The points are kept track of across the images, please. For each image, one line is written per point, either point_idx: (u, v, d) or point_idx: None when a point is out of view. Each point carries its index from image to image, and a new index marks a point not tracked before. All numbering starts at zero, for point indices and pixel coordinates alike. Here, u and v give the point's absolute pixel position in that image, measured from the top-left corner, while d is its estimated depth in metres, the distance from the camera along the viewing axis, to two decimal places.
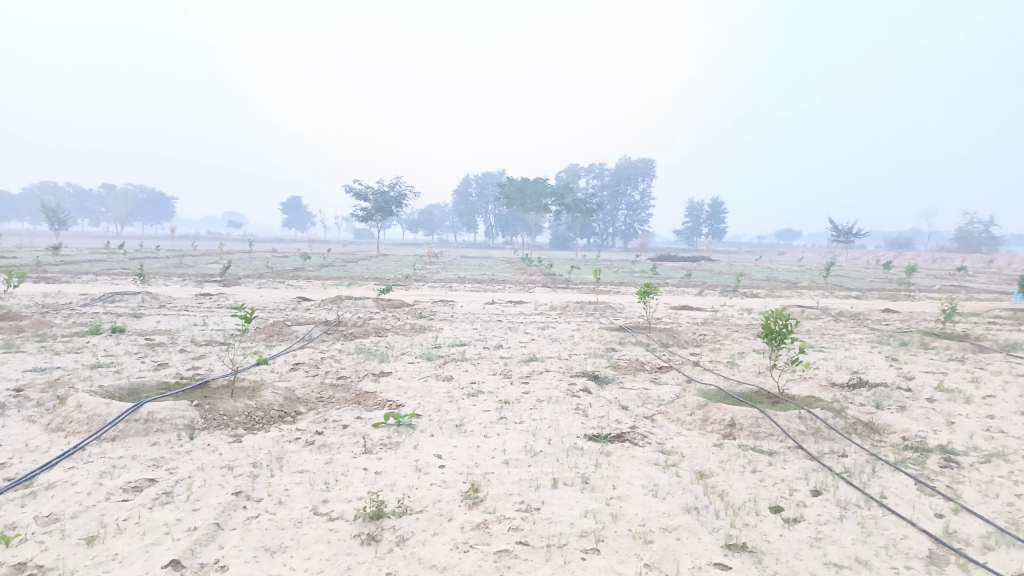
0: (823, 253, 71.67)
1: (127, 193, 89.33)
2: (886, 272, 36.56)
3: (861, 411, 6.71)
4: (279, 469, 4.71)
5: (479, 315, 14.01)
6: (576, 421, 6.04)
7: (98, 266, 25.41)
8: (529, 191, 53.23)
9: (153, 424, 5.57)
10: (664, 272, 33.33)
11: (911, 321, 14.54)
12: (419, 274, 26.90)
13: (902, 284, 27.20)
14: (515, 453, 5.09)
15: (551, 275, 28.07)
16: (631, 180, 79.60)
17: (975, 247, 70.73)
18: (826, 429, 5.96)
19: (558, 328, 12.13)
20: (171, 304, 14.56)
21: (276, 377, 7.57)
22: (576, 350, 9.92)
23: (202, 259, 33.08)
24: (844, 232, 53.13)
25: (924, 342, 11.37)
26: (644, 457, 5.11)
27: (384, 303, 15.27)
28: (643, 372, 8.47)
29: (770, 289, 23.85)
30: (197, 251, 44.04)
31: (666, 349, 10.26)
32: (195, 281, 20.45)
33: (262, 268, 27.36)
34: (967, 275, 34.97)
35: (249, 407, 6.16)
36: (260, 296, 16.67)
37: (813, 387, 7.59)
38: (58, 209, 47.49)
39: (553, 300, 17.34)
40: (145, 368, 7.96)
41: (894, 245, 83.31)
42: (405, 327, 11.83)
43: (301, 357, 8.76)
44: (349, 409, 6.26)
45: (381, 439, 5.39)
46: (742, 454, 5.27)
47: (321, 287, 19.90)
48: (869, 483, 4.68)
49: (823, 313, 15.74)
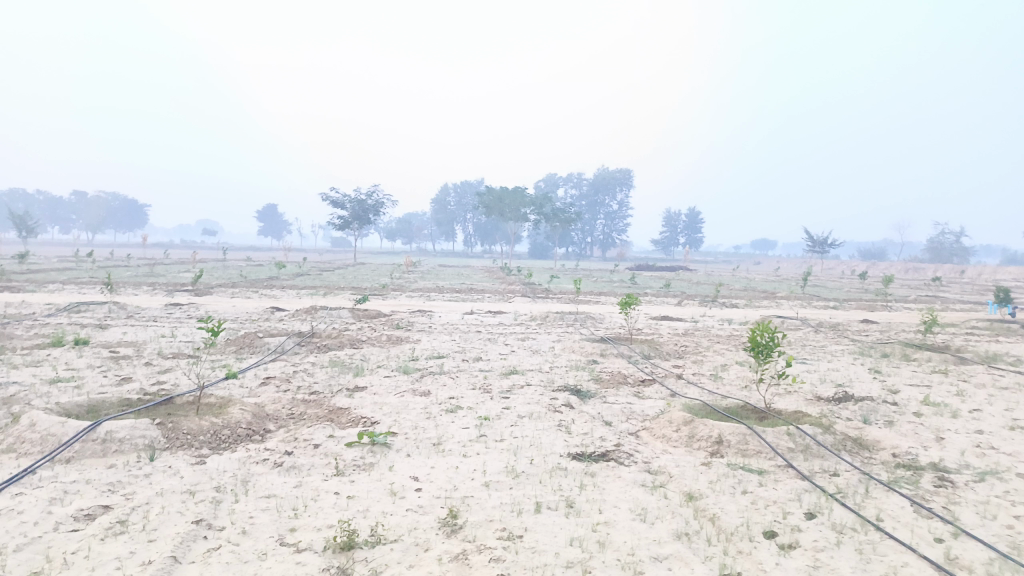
0: (800, 263, 72.36)
1: (99, 200, 87.82)
2: (862, 283, 36.89)
3: (849, 426, 6.56)
4: (244, 494, 4.42)
5: (458, 326, 13.74)
6: (559, 439, 5.81)
7: (65, 275, 24.71)
8: (507, 201, 53.09)
9: (111, 444, 5.24)
10: (643, 282, 33.31)
11: (891, 332, 14.53)
12: (397, 283, 26.56)
13: (879, 294, 27.41)
14: (495, 475, 4.85)
15: (530, 284, 27.89)
16: (609, 190, 79.87)
17: (946, 258, 71.92)
18: (815, 446, 5.79)
19: (539, 340, 11.91)
20: (139, 315, 14.10)
21: (246, 393, 7.24)
22: (558, 362, 9.69)
23: (174, 267, 32.44)
24: (819, 242, 53.63)
25: (905, 354, 11.32)
26: (631, 478, 4.89)
27: (361, 313, 14.94)
28: (626, 385, 8.26)
29: (749, 299, 23.84)
30: (170, 258, 43.21)
31: (648, 361, 10.08)
32: (166, 290, 19.94)
33: (236, 277, 26.84)
34: (941, 286, 35.34)
35: (215, 425, 5.84)
36: (232, 306, 16.26)
37: (799, 401, 7.44)
38: (27, 216, 46.39)
39: (532, 310, 17.13)
40: (108, 383, 7.58)
41: (867, 256, 84.44)
42: (381, 338, 11.54)
43: (273, 371, 8.43)
44: (321, 427, 5.97)
45: (354, 460, 5.12)
46: (731, 473, 5.07)
47: (297, 297, 19.51)
48: (864, 505, 4.51)
49: (803, 323, 15.68)
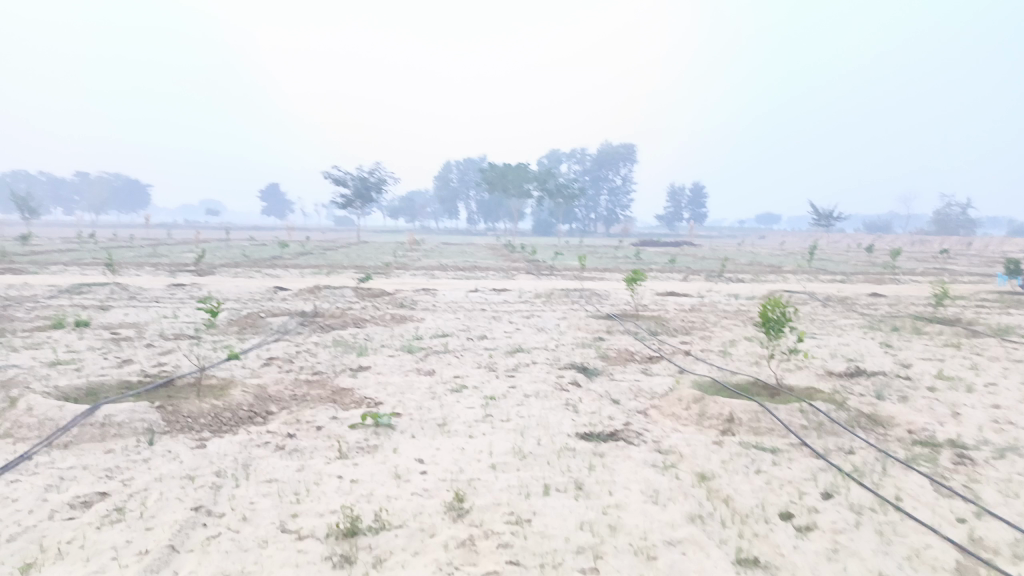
0: (805, 237, 71.89)
1: (101, 181, 87.56)
2: (868, 256, 36.65)
3: (862, 402, 6.43)
4: (245, 479, 4.31)
5: (462, 304, 13.60)
6: (566, 418, 5.68)
7: (67, 256, 24.61)
8: (510, 177, 52.71)
9: (110, 428, 5.14)
10: (649, 257, 33.11)
11: (900, 305, 14.36)
12: (401, 261, 26.40)
13: (887, 267, 27.16)
14: (502, 456, 4.73)
15: (535, 261, 27.73)
16: (613, 165, 79.28)
17: (952, 230, 71.47)
18: (830, 423, 5.66)
19: (544, 317, 11.77)
20: (142, 296, 14.00)
21: (247, 374, 7.13)
22: (564, 340, 9.55)
23: (177, 247, 32.28)
24: (825, 216, 53.19)
25: (916, 327, 11.16)
26: (641, 458, 4.77)
27: (364, 292, 14.80)
28: (634, 362, 8.13)
29: (756, 273, 23.61)
30: (172, 238, 42.97)
31: (656, 338, 9.94)
32: (169, 271, 19.83)
33: (238, 257, 26.73)
34: (949, 258, 35.04)
35: (216, 407, 5.74)
36: (234, 286, 16.15)
37: (811, 377, 7.30)
38: (29, 197, 46.16)
39: (537, 287, 16.98)
40: (108, 366, 7.48)
41: (873, 229, 83.97)
42: (385, 317, 11.41)
43: (275, 351, 8.31)
44: (324, 409, 5.86)
45: (358, 442, 5.01)
46: (744, 452, 4.94)
47: (300, 276, 19.38)
48: (882, 484, 4.38)
49: (811, 298, 15.51)
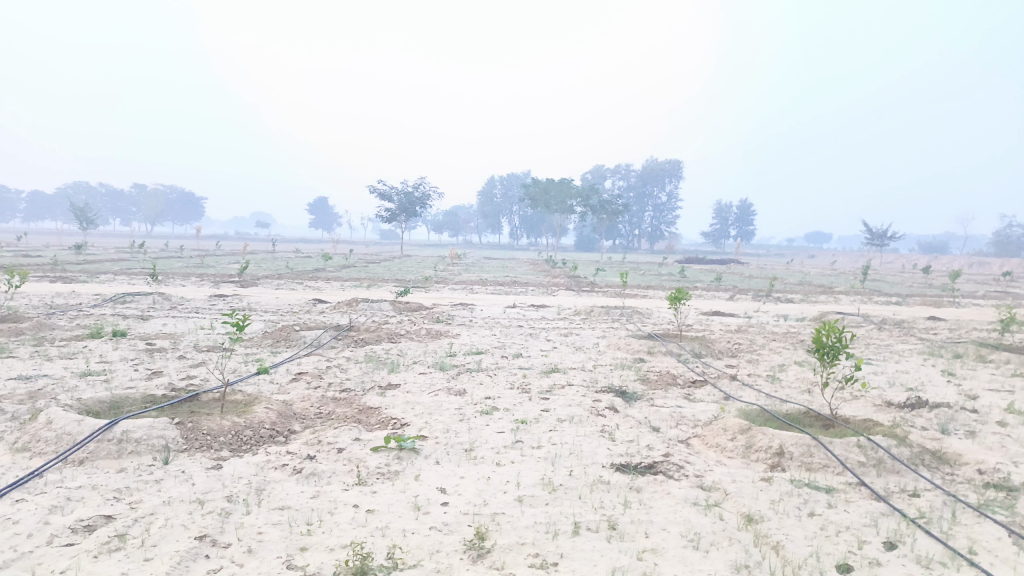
0: (856, 257, 69.93)
1: (157, 193, 90.18)
2: (925, 278, 35.23)
3: (925, 437, 5.92)
4: (257, 505, 4.07)
5: (499, 320, 13.32)
6: (602, 447, 5.33)
7: (117, 265, 25.16)
8: (554, 192, 52.47)
9: (127, 445, 4.97)
10: (693, 275, 32.35)
11: (961, 331, 13.58)
12: (441, 275, 26.31)
13: (945, 289, 26.02)
14: (530, 488, 4.41)
15: (576, 277, 27.35)
16: (658, 181, 78.47)
17: (1014, 252, 68.68)
18: (890, 460, 5.19)
19: (583, 336, 11.40)
20: (182, 306, 14.10)
21: (274, 389, 6.94)
22: (602, 360, 9.18)
23: (224, 258, 32.83)
24: (879, 235, 51.48)
25: (980, 355, 10.46)
26: (682, 495, 4.39)
27: (401, 306, 14.62)
28: (675, 386, 7.72)
29: (806, 293, 22.79)
30: (219, 249, 43.73)
31: (699, 360, 9.49)
32: (212, 282, 20.04)
33: (282, 268, 27.01)
34: (1012, 281, 33.43)
35: (237, 424, 5.54)
36: (274, 298, 16.18)
37: (868, 408, 6.79)
38: (87, 208, 47.55)
39: (577, 304, 16.60)
40: (137, 377, 7.38)
41: (929, 250, 81.14)
42: (420, 332, 11.19)
43: (305, 366, 8.12)
44: (348, 428, 5.62)
45: (379, 466, 4.74)
46: (795, 492, 4.52)
47: (340, 289, 19.36)
48: (952, 534, 3.92)
49: (865, 321, 14.78)
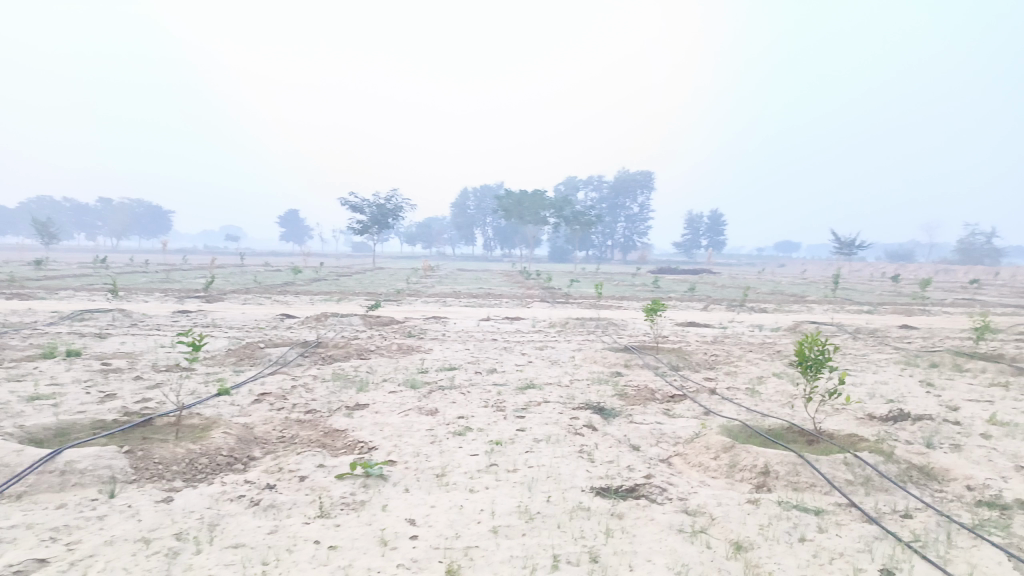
0: (826, 265, 70.75)
1: (123, 207, 88.46)
2: (894, 286, 35.71)
3: (912, 452, 5.75)
4: (209, 543, 3.74)
5: (473, 334, 13.02)
6: (580, 468, 5.08)
7: (78, 282, 24.38)
8: (527, 204, 52.41)
9: (71, 477, 4.60)
10: (667, 285, 32.39)
11: (935, 339, 13.58)
12: (414, 288, 25.95)
13: (915, 297, 26.35)
14: (506, 517, 4.13)
15: (550, 288, 27.16)
16: (630, 192, 78.92)
17: (977, 259, 70.18)
18: (878, 478, 5.01)
19: (558, 349, 11.16)
20: (143, 323, 13.59)
21: (235, 412, 6.58)
22: (579, 375, 8.93)
23: (192, 273, 31.99)
24: (847, 244, 52.10)
25: (956, 364, 10.40)
26: (666, 521, 4.15)
27: (372, 321, 14.27)
28: (654, 402, 7.50)
29: (778, 303, 22.84)
30: (187, 263, 42.82)
31: (678, 373, 9.29)
32: (177, 297, 19.49)
33: (250, 282, 26.45)
34: (979, 288, 33.88)
35: (192, 452, 5.19)
36: (240, 313, 15.71)
37: (851, 422, 6.62)
38: (50, 223, 46.26)
39: (552, 316, 16.37)
40: (88, 401, 6.95)
41: (896, 258, 82.59)
42: (391, 348, 10.86)
43: (269, 386, 7.76)
44: (312, 453, 5.30)
45: (344, 496, 4.43)
46: (784, 515, 4.31)
47: (310, 303, 18.94)
48: (951, 559, 3.72)
49: (840, 330, 14.76)
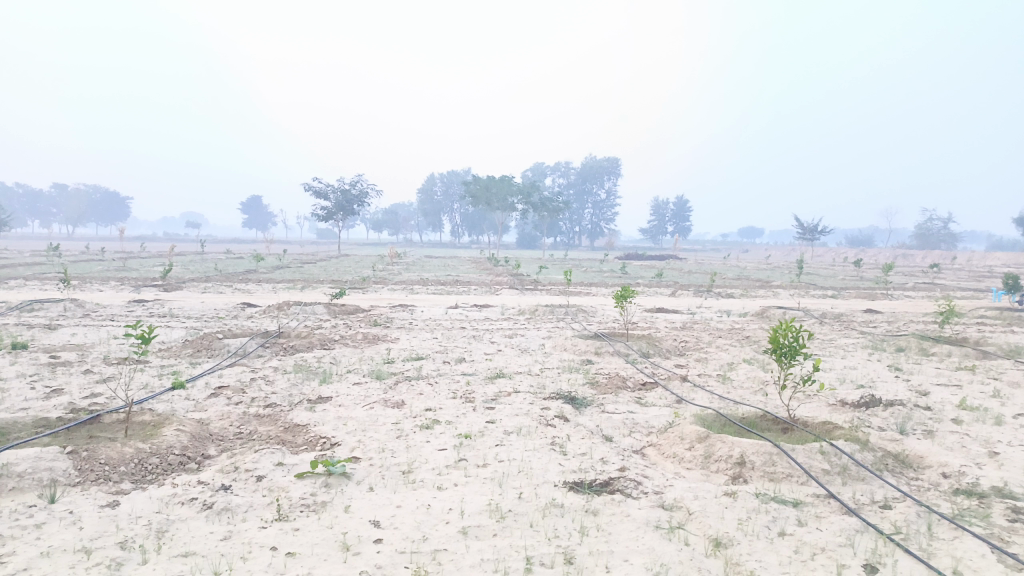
0: (790, 251, 71.80)
1: (78, 193, 85.86)
2: (857, 271, 36.23)
3: (886, 439, 5.69)
4: (156, 553, 3.47)
5: (440, 322, 12.77)
6: (552, 462, 4.89)
7: (29, 270, 23.49)
8: (494, 190, 52.05)
9: (7, 480, 4.28)
10: (634, 272, 32.41)
11: (899, 324, 13.71)
12: (380, 275, 25.55)
13: (878, 282, 26.75)
14: (476, 517, 3.94)
15: (518, 275, 26.93)
16: (597, 178, 78.98)
17: (934, 245, 71.80)
18: (855, 467, 4.93)
19: (527, 337, 10.97)
20: (97, 313, 13.06)
21: (189, 408, 6.25)
22: (549, 363, 8.76)
23: (149, 261, 31.05)
24: (810, 229, 52.80)
25: (921, 348, 10.46)
26: (642, 517, 3.99)
27: (337, 309, 13.92)
28: (626, 390, 7.36)
29: (745, 288, 22.97)
30: (146, 251, 41.64)
31: (648, 360, 9.17)
32: (134, 286, 18.85)
33: (211, 271, 25.78)
34: (937, 273, 34.56)
35: (142, 451, 4.89)
36: (200, 302, 15.23)
37: (823, 409, 6.56)
38: (0, 209, 44.50)
39: (521, 303, 16.20)
40: (32, 397, 6.56)
41: (856, 244, 84.10)
42: (356, 337, 10.56)
43: (227, 379, 7.43)
44: (271, 451, 5.03)
45: (305, 497, 4.19)
46: (762, 508, 4.17)
47: (273, 291, 18.47)
48: (933, 552, 3.63)
49: (807, 315, 14.82)
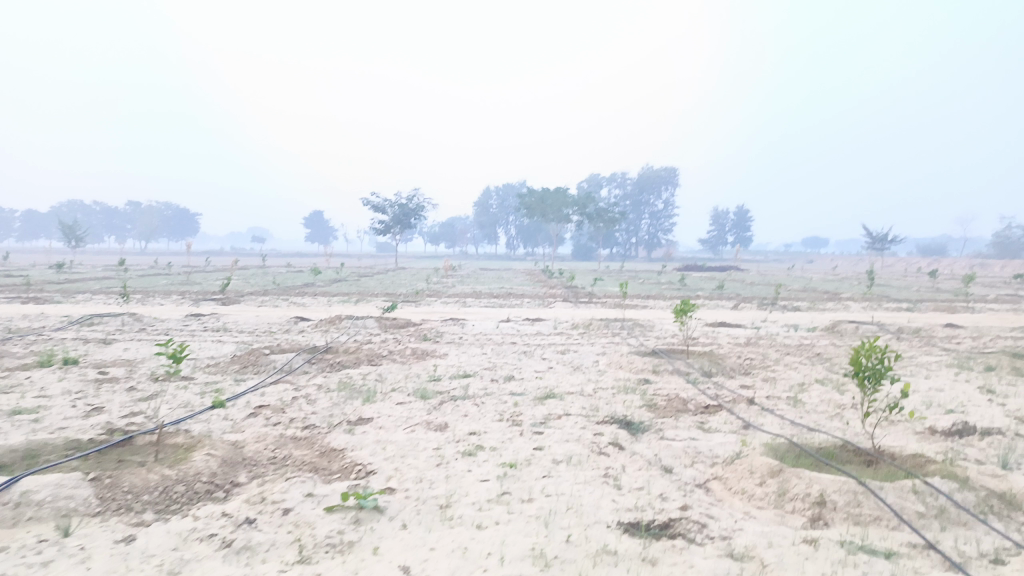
0: (857, 261, 69.10)
1: (151, 210, 89.27)
2: (931, 282, 34.40)
3: (988, 475, 5.00)
4: None
5: (492, 337, 12.38)
6: (606, 498, 4.41)
7: (98, 284, 24.11)
8: (550, 201, 51.62)
9: (26, 510, 4.05)
10: (694, 284, 31.48)
11: (985, 339, 12.68)
12: (434, 288, 25.43)
13: (957, 294, 25.25)
14: (518, 563, 3.50)
15: (573, 287, 26.47)
16: (654, 188, 77.83)
17: (1014, 253, 68.02)
18: (954, 510, 4.30)
19: (581, 354, 10.47)
20: (152, 328, 13.13)
21: (226, 429, 6.01)
22: (603, 382, 8.25)
23: (211, 275, 31.62)
24: (879, 238, 50.53)
25: (1015, 367, 9.52)
26: (708, 569, 3.47)
27: (388, 323, 13.69)
28: (686, 414, 6.81)
29: (813, 301, 21.92)
30: (211, 265, 42.60)
31: (711, 380, 8.56)
32: (193, 300, 19.06)
33: (269, 284, 26.07)
34: (1020, 283, 32.57)
35: (168, 478, 4.62)
36: (254, 316, 15.21)
37: (910, 438, 5.88)
38: (76, 226, 46.05)
39: (575, 317, 15.68)
40: (71, 416, 6.42)
41: (928, 254, 80.53)
42: (404, 353, 10.26)
43: (268, 398, 7.18)
44: (302, 480, 4.69)
45: (333, 535, 3.83)
46: (849, 560, 3.61)
47: (327, 305, 18.43)
48: None
49: (882, 330, 13.85)
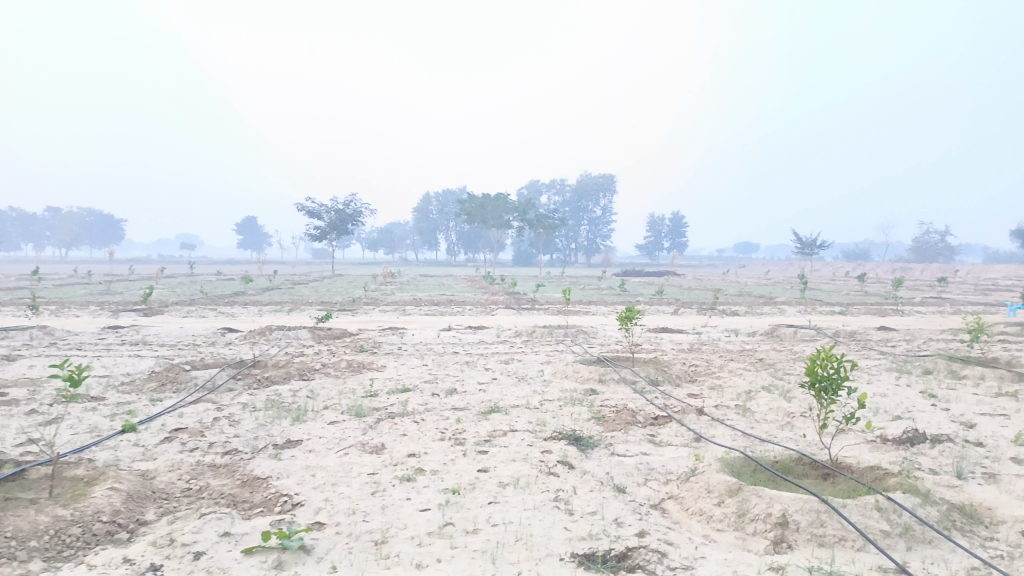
0: (788, 265, 71.09)
1: (71, 216, 84.92)
2: (860, 286, 35.51)
3: (945, 486, 4.86)
4: None
5: (431, 347, 11.91)
6: (557, 527, 4.06)
7: (9, 295, 22.53)
8: (489, 207, 51.31)
9: None
10: (634, 289, 31.61)
11: (920, 342, 12.88)
12: (372, 296, 24.76)
13: (886, 298, 26.03)
14: None
15: (514, 293, 26.25)
16: (593, 195, 78.54)
17: (932, 257, 71.26)
18: (918, 528, 4.11)
19: (525, 363, 10.11)
20: (64, 342, 12.16)
21: (136, 457, 5.41)
22: (548, 394, 7.92)
23: (135, 284, 30.00)
24: (808, 243, 51.97)
25: (952, 371, 9.60)
26: None
27: (322, 334, 13.04)
28: (636, 427, 6.53)
29: (750, 305, 22.20)
30: (135, 273, 40.60)
31: (658, 389, 8.32)
32: (112, 311, 17.93)
33: (197, 293, 24.90)
34: (942, 287, 33.93)
35: (62, 517, 4.06)
36: (177, 328, 14.32)
37: (863, 449, 5.73)
38: None
39: (516, 324, 15.33)
40: None
41: (854, 258, 83.78)
42: (339, 366, 9.71)
43: (186, 420, 6.57)
44: (219, 516, 4.18)
45: None
46: None
47: (257, 315, 17.58)
48: None
49: (820, 334, 13.96)
